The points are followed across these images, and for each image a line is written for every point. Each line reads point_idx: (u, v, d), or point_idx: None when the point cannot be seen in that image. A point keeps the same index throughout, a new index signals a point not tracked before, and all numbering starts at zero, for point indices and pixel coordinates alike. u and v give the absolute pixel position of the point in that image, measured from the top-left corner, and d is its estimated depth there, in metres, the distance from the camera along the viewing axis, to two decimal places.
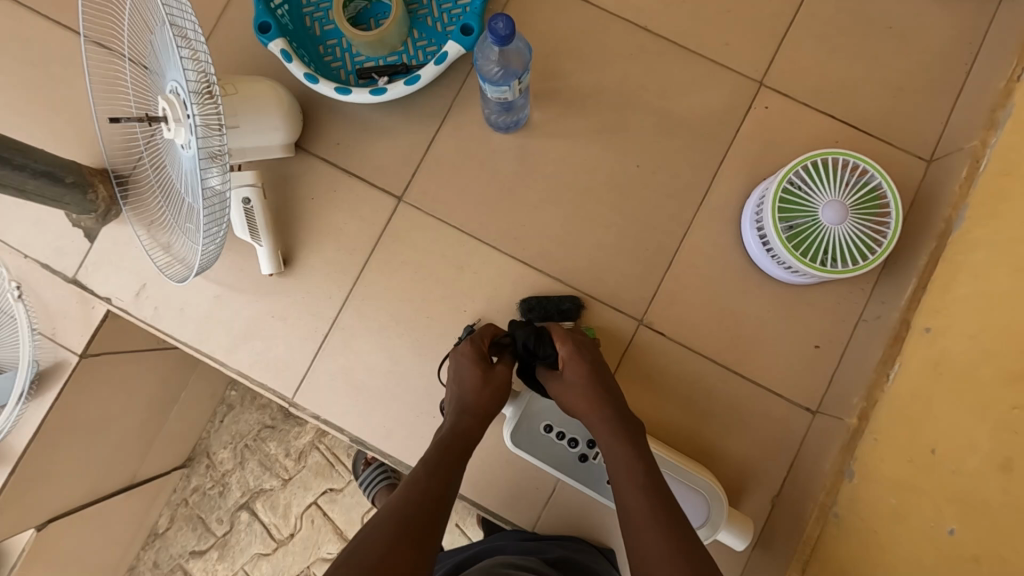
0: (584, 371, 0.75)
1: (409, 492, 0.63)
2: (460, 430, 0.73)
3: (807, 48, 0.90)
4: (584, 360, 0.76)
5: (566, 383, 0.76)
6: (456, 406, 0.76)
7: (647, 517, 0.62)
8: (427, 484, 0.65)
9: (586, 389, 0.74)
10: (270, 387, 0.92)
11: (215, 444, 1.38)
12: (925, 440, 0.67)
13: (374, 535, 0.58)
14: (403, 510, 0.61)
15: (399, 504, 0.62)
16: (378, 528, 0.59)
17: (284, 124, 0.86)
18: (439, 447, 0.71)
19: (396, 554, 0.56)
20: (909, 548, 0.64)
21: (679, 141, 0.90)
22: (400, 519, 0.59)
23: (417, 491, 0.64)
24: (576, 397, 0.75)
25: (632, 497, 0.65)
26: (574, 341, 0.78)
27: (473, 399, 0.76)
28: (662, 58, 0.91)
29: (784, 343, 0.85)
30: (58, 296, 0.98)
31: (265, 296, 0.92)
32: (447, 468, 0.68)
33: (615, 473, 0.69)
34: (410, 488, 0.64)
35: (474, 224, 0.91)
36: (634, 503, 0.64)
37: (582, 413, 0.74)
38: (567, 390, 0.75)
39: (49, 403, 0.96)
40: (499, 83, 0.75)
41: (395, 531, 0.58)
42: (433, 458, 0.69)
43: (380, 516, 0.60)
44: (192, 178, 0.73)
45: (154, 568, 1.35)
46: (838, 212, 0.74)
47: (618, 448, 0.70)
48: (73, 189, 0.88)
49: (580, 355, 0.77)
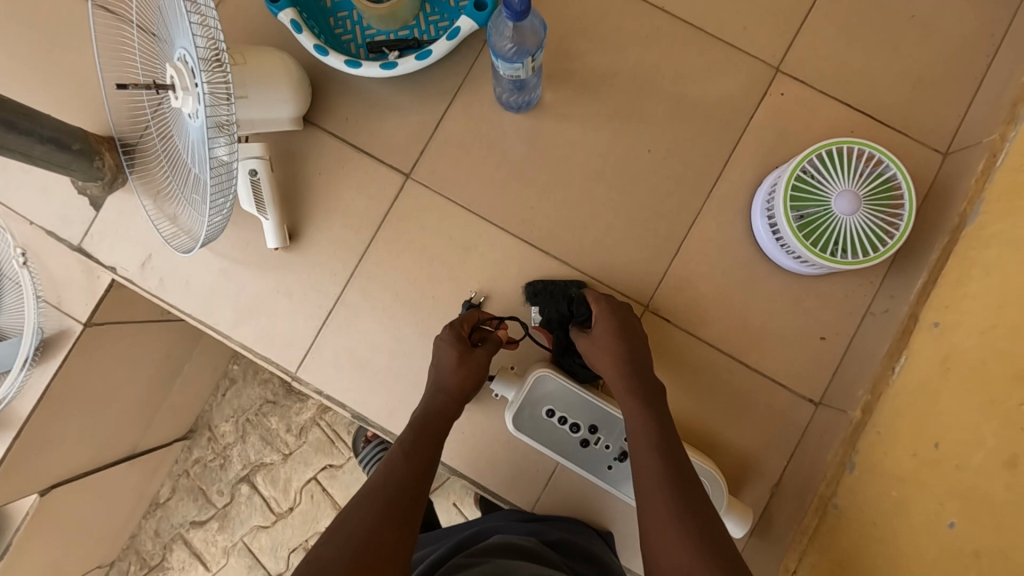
0: (608, 329, 0.77)
1: (389, 476, 0.67)
2: (439, 411, 0.75)
3: (825, 36, 0.88)
4: (611, 319, 0.78)
5: (593, 342, 0.78)
6: (437, 384, 0.77)
7: (664, 500, 0.64)
8: (406, 466, 0.69)
9: (608, 347, 0.76)
10: (274, 360, 0.92)
11: (217, 418, 1.39)
12: (929, 435, 0.67)
13: (360, 518, 0.62)
14: (384, 490, 0.65)
15: (379, 484, 0.66)
16: (363, 510, 0.63)
17: (293, 96, 0.85)
18: (414, 429, 0.74)
19: (382, 536, 0.60)
20: (911, 544, 0.63)
21: (692, 127, 0.88)
22: (384, 504, 0.63)
23: (399, 473, 0.67)
24: (598, 354, 0.76)
25: (649, 477, 0.66)
26: (611, 304, 0.80)
27: (452, 380, 0.77)
28: (679, 41, 0.89)
29: (790, 333, 0.85)
30: (63, 265, 0.98)
31: (269, 271, 0.92)
32: (427, 450, 0.71)
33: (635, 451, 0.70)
34: (389, 474, 0.68)
35: (481, 204, 0.90)
36: (651, 486, 0.66)
37: (603, 369, 0.76)
38: (593, 347, 0.77)
39: (52, 371, 0.96)
40: (512, 61, 0.73)
41: (377, 515, 0.62)
42: (410, 440, 0.72)
43: (364, 498, 0.65)
44: (199, 149, 0.73)
45: (155, 537, 1.37)
46: (850, 203, 0.73)
47: (637, 426, 0.71)
48: (80, 156, 0.87)
49: (609, 315, 0.79)
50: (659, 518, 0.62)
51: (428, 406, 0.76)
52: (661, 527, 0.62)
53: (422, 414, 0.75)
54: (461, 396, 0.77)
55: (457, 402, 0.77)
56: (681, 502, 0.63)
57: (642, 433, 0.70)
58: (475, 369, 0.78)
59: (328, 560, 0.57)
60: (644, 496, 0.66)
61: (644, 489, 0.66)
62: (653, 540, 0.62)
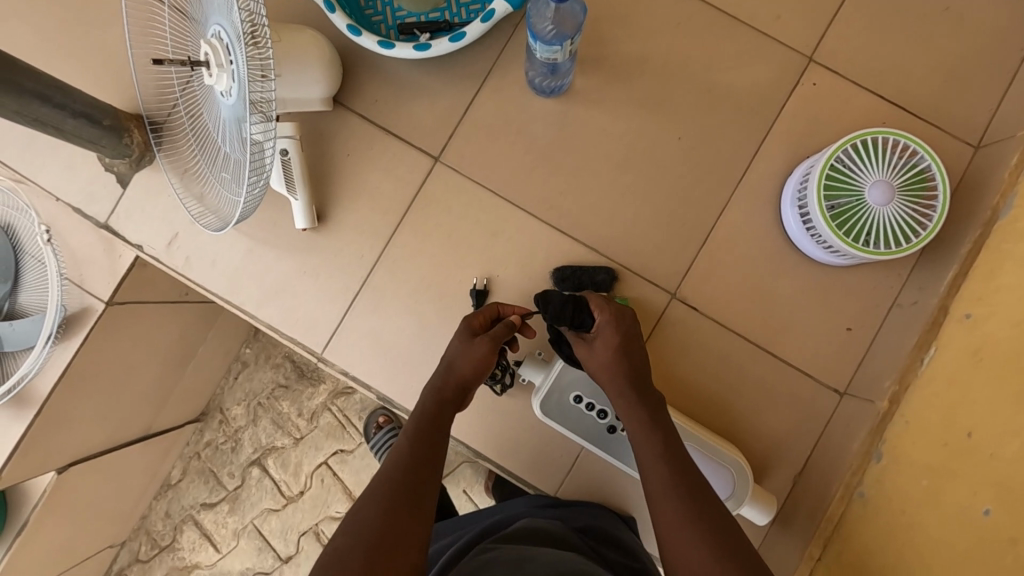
0: (614, 344, 0.74)
1: (397, 462, 0.68)
2: (435, 394, 0.75)
3: (860, 27, 0.88)
4: (618, 331, 0.75)
5: (593, 351, 0.75)
6: (441, 368, 0.76)
7: (670, 497, 0.65)
8: (413, 450, 0.69)
9: (609, 362, 0.74)
10: (299, 341, 0.92)
11: (229, 401, 1.40)
12: (961, 425, 0.66)
13: (374, 505, 0.63)
14: (391, 479, 0.66)
15: (388, 471, 0.67)
16: (377, 496, 0.64)
17: (324, 77, 0.85)
18: (418, 414, 0.74)
19: (398, 521, 0.62)
20: (939, 532, 0.64)
21: (723, 115, 0.88)
22: (392, 492, 0.64)
23: (406, 456, 0.68)
24: (598, 367, 0.74)
25: (656, 479, 0.67)
26: (613, 310, 0.76)
27: (462, 366, 0.75)
28: (712, 28, 0.89)
29: (817, 323, 0.85)
30: (87, 243, 0.98)
31: (295, 252, 0.92)
32: (433, 433, 0.71)
33: (637, 452, 0.71)
34: (396, 460, 0.68)
35: (508, 188, 0.90)
36: (657, 486, 0.67)
37: (604, 382, 0.74)
38: (593, 357, 0.75)
39: (74, 348, 0.96)
40: (551, 42, 0.73)
41: (390, 501, 0.63)
42: (414, 426, 0.72)
43: (375, 485, 0.66)
44: (232, 127, 0.73)
45: (165, 518, 1.38)
46: (884, 194, 0.74)
47: (635, 427, 0.71)
48: (110, 132, 0.86)
49: (616, 326, 0.75)
50: (671, 517, 0.64)
51: (431, 389, 0.76)
52: (672, 527, 0.63)
53: (426, 399, 0.75)
54: (459, 385, 0.75)
55: (454, 388, 0.75)
56: (693, 506, 0.64)
57: (640, 429, 0.71)
58: (479, 360, 0.75)
59: (344, 551, 0.59)
60: (655, 500, 0.67)
61: (653, 495, 0.67)
62: (667, 539, 0.64)
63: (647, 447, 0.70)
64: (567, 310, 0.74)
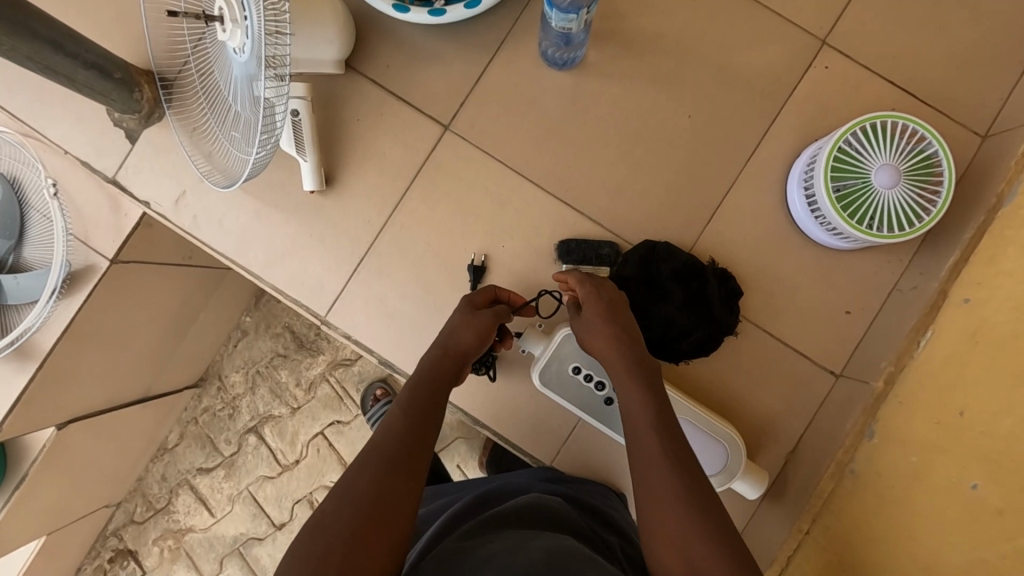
0: (597, 313, 0.76)
1: (388, 432, 0.66)
2: (435, 367, 0.74)
3: (875, 11, 0.88)
4: (598, 299, 0.77)
5: (585, 322, 0.77)
6: (441, 339, 0.77)
7: (660, 466, 0.63)
8: (405, 422, 0.67)
9: (603, 329, 0.74)
10: (304, 304, 0.93)
11: (227, 368, 1.41)
12: (955, 404, 0.68)
13: (365, 472, 0.61)
14: (386, 448, 0.64)
15: (379, 438, 0.65)
16: (369, 464, 0.62)
17: (339, 37, 0.85)
18: (411, 387, 0.72)
19: (387, 488, 0.60)
20: (928, 506, 0.65)
21: (734, 94, 0.88)
22: (382, 458, 0.63)
23: (398, 426, 0.67)
24: (594, 338, 0.75)
25: (649, 443, 0.66)
26: (591, 282, 0.78)
27: (458, 339, 0.76)
28: (728, 6, 0.89)
29: (817, 306, 0.86)
30: (93, 200, 0.98)
31: (301, 216, 0.92)
32: (428, 404, 0.70)
33: (629, 416, 0.69)
34: (388, 430, 0.66)
35: (518, 159, 0.90)
36: (649, 451, 0.65)
37: (601, 351, 0.75)
38: (586, 328, 0.76)
39: (78, 304, 0.97)
40: (567, 11, 0.73)
41: (382, 467, 0.62)
42: (409, 398, 0.71)
43: (366, 453, 0.64)
44: (243, 84, 0.73)
45: (161, 481, 1.40)
46: (891, 177, 0.74)
47: (630, 394, 0.70)
48: (121, 86, 0.86)
49: (597, 295, 0.77)
50: (660, 485, 0.62)
51: (428, 364, 0.75)
52: (658, 492, 0.62)
53: (424, 372, 0.74)
54: (459, 357, 0.75)
55: (454, 360, 0.75)
56: (682, 473, 0.63)
57: (635, 396, 0.70)
58: (480, 329, 0.77)
59: (330, 514, 0.58)
60: (643, 466, 0.65)
61: (642, 461, 0.65)
62: (649, 504, 0.62)
63: (640, 413, 0.68)
64: (641, 272, 0.84)
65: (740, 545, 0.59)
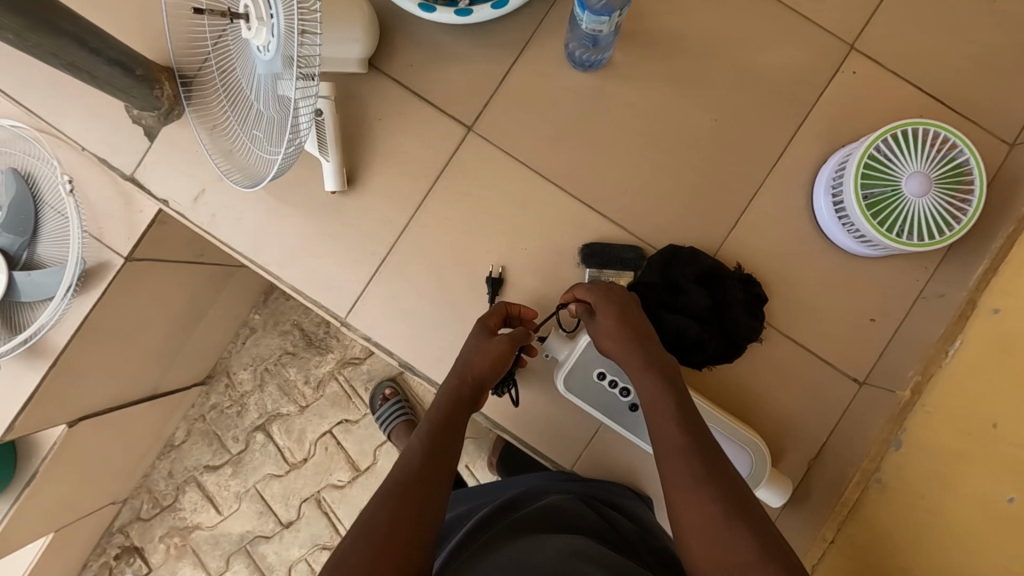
0: (613, 316, 0.75)
1: (406, 462, 0.64)
2: (451, 394, 0.72)
3: (904, 16, 0.87)
4: (611, 302, 0.76)
5: (600, 327, 0.76)
6: (457, 368, 0.75)
7: (681, 453, 0.63)
8: (424, 452, 0.65)
9: (617, 330, 0.74)
10: (322, 304, 0.92)
11: (236, 365, 1.40)
12: (985, 415, 0.67)
13: (381, 502, 0.59)
14: (403, 478, 0.62)
15: (398, 471, 0.63)
16: (387, 494, 0.60)
17: (363, 36, 0.84)
18: (433, 415, 0.70)
19: (402, 518, 0.58)
20: (958, 517, 0.65)
21: (760, 98, 0.88)
22: (402, 486, 0.61)
23: (418, 455, 0.65)
24: (609, 341, 0.75)
25: (669, 434, 0.65)
26: (601, 287, 0.78)
27: (476, 366, 0.74)
28: (756, 8, 0.88)
29: (841, 312, 0.86)
30: (107, 197, 0.97)
31: (318, 215, 0.91)
32: (447, 429, 0.68)
33: (649, 413, 0.69)
34: (407, 462, 0.64)
35: (541, 161, 0.89)
36: (668, 442, 0.65)
37: (619, 354, 0.74)
38: (601, 333, 0.76)
39: (91, 302, 0.96)
40: (599, 13, 0.72)
41: (398, 498, 0.60)
42: (428, 425, 0.68)
43: (383, 485, 0.62)
44: (268, 83, 0.72)
45: (168, 478, 1.39)
46: (921, 185, 0.74)
47: (647, 389, 0.70)
48: (141, 83, 0.85)
49: (609, 298, 0.77)
50: (682, 474, 0.61)
51: (446, 394, 0.73)
52: (680, 481, 0.61)
53: (442, 402, 0.72)
54: (475, 382, 0.74)
55: (471, 388, 0.73)
56: (703, 459, 0.62)
57: (653, 389, 0.70)
58: (496, 358, 0.74)
59: (346, 549, 0.56)
60: (664, 456, 0.64)
61: (664, 452, 0.65)
62: (675, 495, 0.61)
63: (660, 405, 0.68)
64: (661, 281, 0.83)
65: (769, 529, 0.57)
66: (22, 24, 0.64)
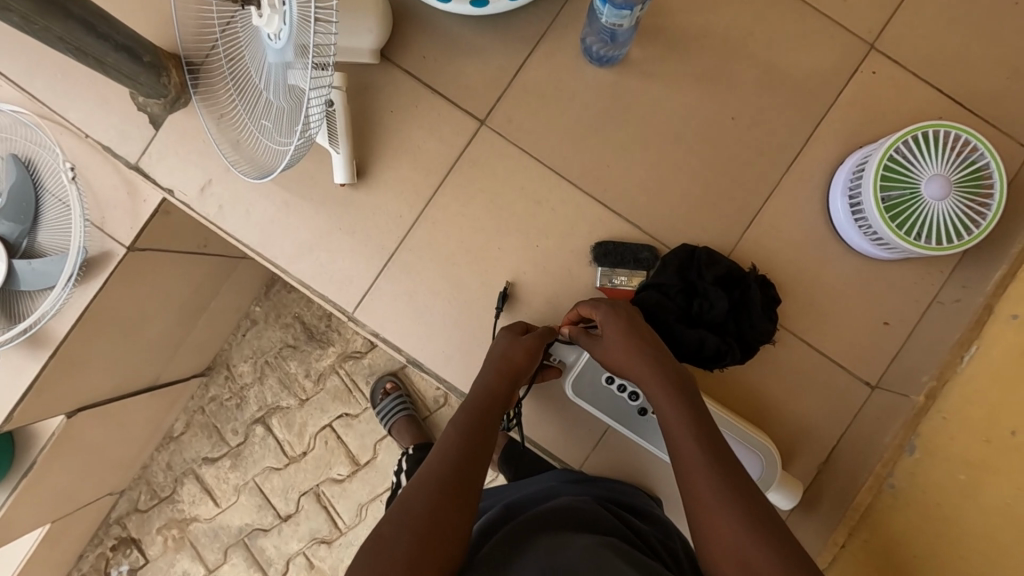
0: (621, 326, 0.74)
1: (445, 454, 0.64)
2: (487, 392, 0.72)
3: (926, 16, 0.86)
4: (619, 315, 0.75)
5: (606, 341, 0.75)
6: (492, 360, 0.75)
7: (696, 455, 0.62)
8: (461, 442, 0.65)
9: (623, 338, 0.73)
10: (329, 299, 0.91)
11: (236, 357, 1.38)
12: (1005, 421, 0.66)
13: (423, 493, 0.59)
14: (441, 471, 0.61)
15: (437, 461, 0.63)
16: (430, 486, 0.60)
17: (377, 27, 0.82)
18: (465, 409, 0.70)
19: (443, 512, 0.58)
20: (978, 525, 0.65)
21: (778, 97, 0.86)
22: (440, 481, 0.60)
23: (453, 451, 0.64)
24: (618, 352, 0.73)
25: (684, 436, 0.64)
26: (605, 304, 0.76)
27: (509, 361, 0.75)
28: (776, 6, 0.86)
29: (856, 315, 0.85)
30: (110, 186, 0.95)
31: (326, 207, 0.90)
32: (481, 427, 0.67)
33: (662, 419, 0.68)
34: (443, 453, 0.64)
35: (554, 157, 0.88)
36: (683, 445, 0.64)
37: (629, 369, 0.72)
38: (609, 345, 0.74)
39: (93, 291, 0.94)
40: (620, 7, 0.71)
41: (440, 490, 0.59)
42: (461, 421, 0.68)
43: (419, 479, 0.61)
44: (278, 72, 0.70)
45: (167, 469, 1.38)
46: (941, 187, 0.73)
47: (659, 391, 0.69)
48: (149, 70, 0.83)
49: (616, 312, 0.75)
50: (702, 477, 0.61)
51: (479, 387, 0.72)
52: (697, 484, 0.61)
53: (475, 397, 0.71)
54: (513, 374, 0.74)
55: (508, 380, 0.73)
56: (718, 463, 0.61)
57: (660, 389, 0.69)
58: (526, 351, 0.76)
59: (389, 538, 0.55)
60: (681, 460, 0.63)
61: (680, 458, 0.64)
62: (691, 497, 0.61)
63: (674, 408, 0.67)
64: (676, 283, 0.82)
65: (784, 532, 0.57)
66: (31, 7, 0.63)
